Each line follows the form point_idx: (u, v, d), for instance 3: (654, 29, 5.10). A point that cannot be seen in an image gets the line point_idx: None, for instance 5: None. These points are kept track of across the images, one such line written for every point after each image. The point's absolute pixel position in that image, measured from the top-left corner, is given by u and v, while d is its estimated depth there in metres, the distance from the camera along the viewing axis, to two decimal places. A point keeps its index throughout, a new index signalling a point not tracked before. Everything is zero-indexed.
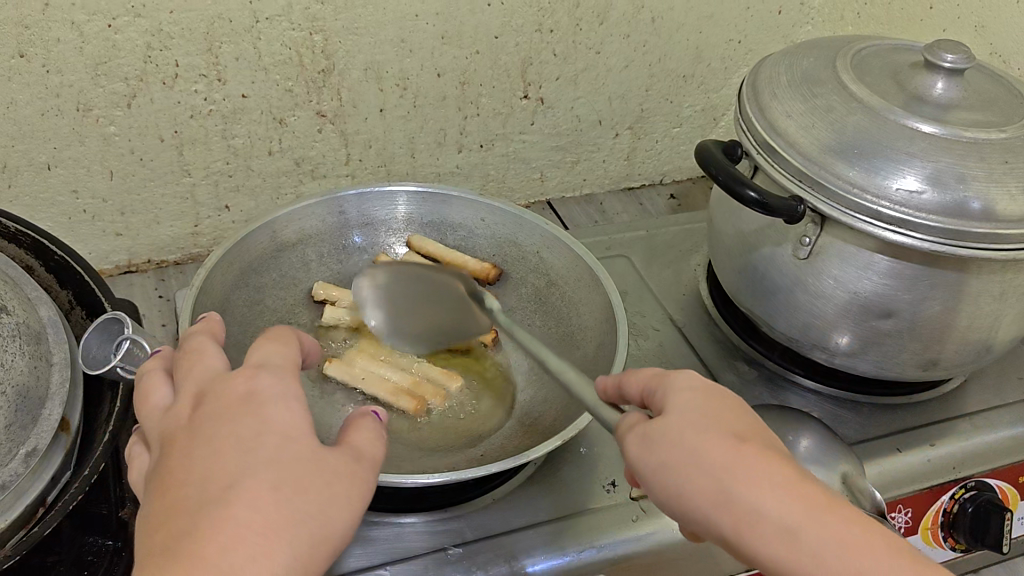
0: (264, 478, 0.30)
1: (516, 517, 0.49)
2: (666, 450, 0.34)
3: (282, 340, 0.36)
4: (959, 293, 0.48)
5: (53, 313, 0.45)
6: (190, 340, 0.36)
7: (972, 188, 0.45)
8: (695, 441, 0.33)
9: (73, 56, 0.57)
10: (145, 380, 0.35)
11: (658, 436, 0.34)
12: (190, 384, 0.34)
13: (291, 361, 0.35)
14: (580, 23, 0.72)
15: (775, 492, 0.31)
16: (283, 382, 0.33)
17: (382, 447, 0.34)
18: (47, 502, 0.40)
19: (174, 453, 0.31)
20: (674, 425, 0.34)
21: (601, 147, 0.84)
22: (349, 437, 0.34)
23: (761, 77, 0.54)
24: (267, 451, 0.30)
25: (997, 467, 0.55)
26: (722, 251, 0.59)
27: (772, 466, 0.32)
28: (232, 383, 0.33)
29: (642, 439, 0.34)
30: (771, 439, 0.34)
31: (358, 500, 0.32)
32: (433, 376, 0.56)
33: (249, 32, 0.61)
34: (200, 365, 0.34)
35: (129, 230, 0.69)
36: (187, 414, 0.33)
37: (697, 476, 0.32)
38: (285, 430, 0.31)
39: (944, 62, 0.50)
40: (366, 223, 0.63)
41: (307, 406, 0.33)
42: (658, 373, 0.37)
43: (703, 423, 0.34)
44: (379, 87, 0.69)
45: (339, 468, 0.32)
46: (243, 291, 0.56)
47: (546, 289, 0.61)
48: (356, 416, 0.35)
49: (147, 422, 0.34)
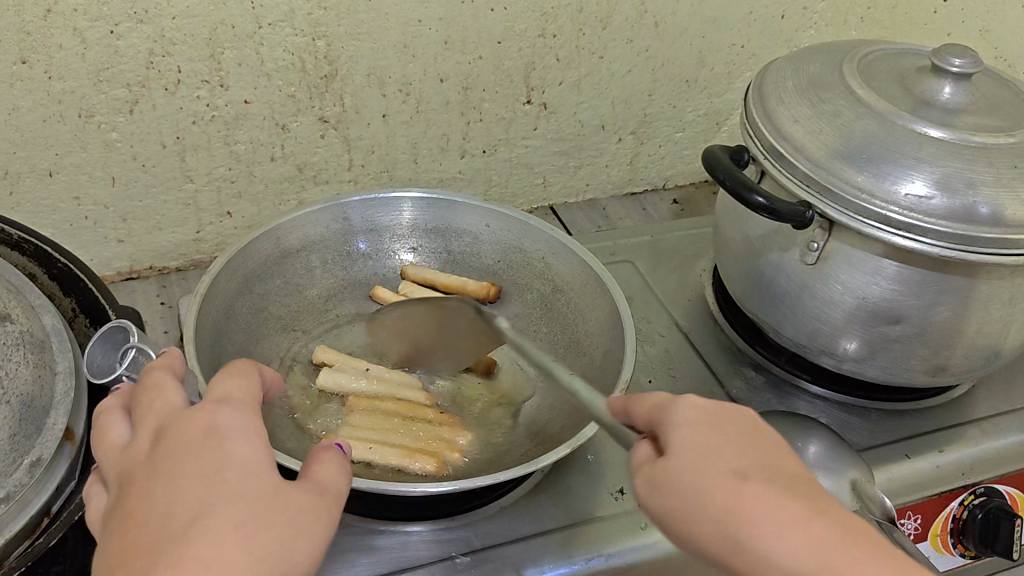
0: (227, 513, 0.28)
1: (524, 525, 0.48)
2: (670, 495, 0.32)
3: (245, 373, 0.35)
4: (969, 298, 0.48)
5: (57, 322, 0.45)
6: (148, 376, 0.35)
7: (981, 194, 0.44)
8: (699, 483, 0.31)
9: (75, 62, 0.57)
10: (102, 419, 0.34)
11: (662, 481, 0.32)
12: (151, 422, 0.33)
13: (254, 397, 0.34)
14: (583, 28, 0.72)
15: (778, 531, 0.29)
16: (245, 420, 0.32)
17: (347, 482, 0.34)
18: (51, 511, 0.41)
19: (134, 490, 0.30)
20: (678, 466, 0.32)
21: (603, 152, 0.83)
22: (314, 473, 0.33)
23: (767, 82, 0.54)
24: (229, 485, 0.29)
25: (1005, 473, 0.54)
26: (728, 256, 0.59)
27: (780, 501, 0.30)
28: (193, 418, 0.32)
29: (648, 482, 0.33)
30: (784, 462, 0.32)
31: (324, 534, 0.31)
32: (441, 434, 0.52)
33: (252, 37, 0.61)
34: (161, 402, 0.33)
35: (131, 237, 0.69)
36: (149, 450, 0.31)
37: (702, 520, 0.31)
38: (244, 461, 0.30)
39: (951, 66, 0.50)
40: (369, 229, 0.63)
41: (268, 444, 0.32)
42: (660, 402, 0.35)
43: (709, 461, 0.31)
44: (382, 92, 0.68)
45: (303, 504, 0.31)
46: (246, 300, 0.55)
47: (552, 295, 0.60)
48: (317, 451, 0.35)
49: (105, 461, 0.33)
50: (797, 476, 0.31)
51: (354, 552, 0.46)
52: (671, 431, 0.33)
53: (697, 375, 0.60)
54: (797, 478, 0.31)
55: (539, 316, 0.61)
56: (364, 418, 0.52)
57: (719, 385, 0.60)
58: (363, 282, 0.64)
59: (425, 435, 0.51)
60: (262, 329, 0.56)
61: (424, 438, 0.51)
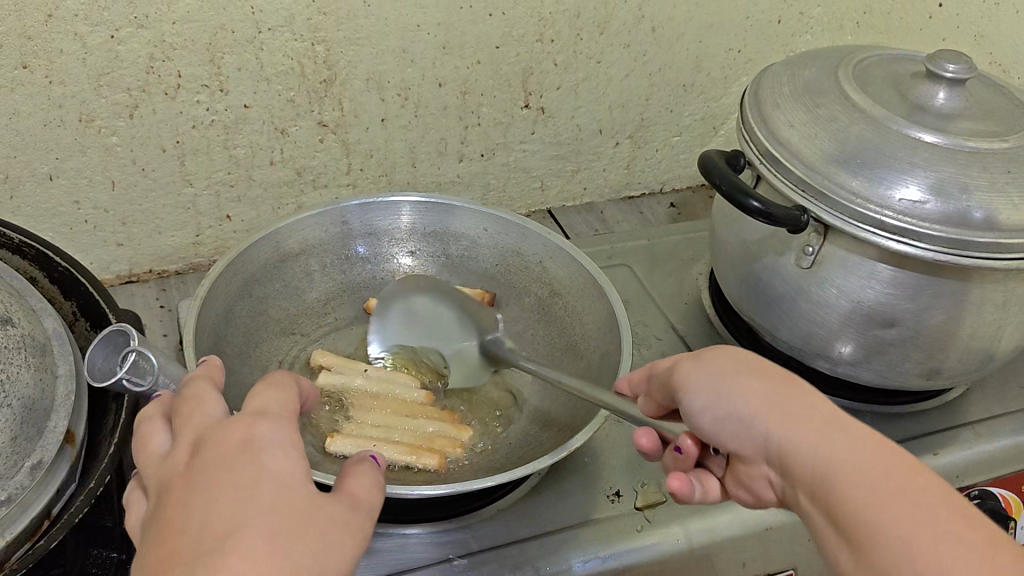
0: (262, 528, 0.28)
1: (522, 527, 0.49)
2: (719, 361, 0.38)
3: (281, 387, 0.35)
4: (963, 302, 0.48)
5: (58, 325, 0.45)
6: (188, 387, 0.35)
7: (975, 198, 0.45)
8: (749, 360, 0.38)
9: (76, 67, 0.57)
10: (143, 427, 0.34)
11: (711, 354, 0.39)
12: (188, 432, 0.33)
13: (290, 412, 0.34)
14: (580, 33, 0.72)
15: (820, 401, 0.35)
16: (282, 432, 0.32)
17: (380, 496, 0.34)
18: (52, 514, 0.40)
19: (171, 501, 0.30)
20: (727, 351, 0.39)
21: (601, 156, 0.84)
22: (348, 487, 0.34)
23: (764, 87, 0.54)
24: (265, 497, 0.29)
25: (999, 476, 0.55)
26: (724, 260, 0.59)
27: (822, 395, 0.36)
28: (230, 430, 0.32)
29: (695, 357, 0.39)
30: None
31: (355, 549, 0.31)
32: (442, 430, 0.52)
33: (252, 42, 0.61)
34: (200, 413, 0.34)
35: (130, 240, 0.69)
36: (187, 460, 0.32)
37: (754, 380, 0.37)
38: (279, 475, 0.31)
39: (945, 72, 0.50)
40: (368, 232, 0.63)
41: (304, 457, 0.32)
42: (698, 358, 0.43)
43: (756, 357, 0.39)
44: (381, 97, 0.69)
45: (336, 519, 0.31)
46: (245, 303, 0.56)
47: (550, 299, 0.61)
48: (353, 464, 0.35)
49: (145, 468, 0.33)
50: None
51: None
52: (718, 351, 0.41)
53: None
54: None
55: (537, 320, 0.61)
56: (370, 416, 0.52)
57: None
58: (361, 286, 0.64)
59: (427, 433, 0.52)
60: (262, 332, 0.57)
61: (425, 435, 0.52)
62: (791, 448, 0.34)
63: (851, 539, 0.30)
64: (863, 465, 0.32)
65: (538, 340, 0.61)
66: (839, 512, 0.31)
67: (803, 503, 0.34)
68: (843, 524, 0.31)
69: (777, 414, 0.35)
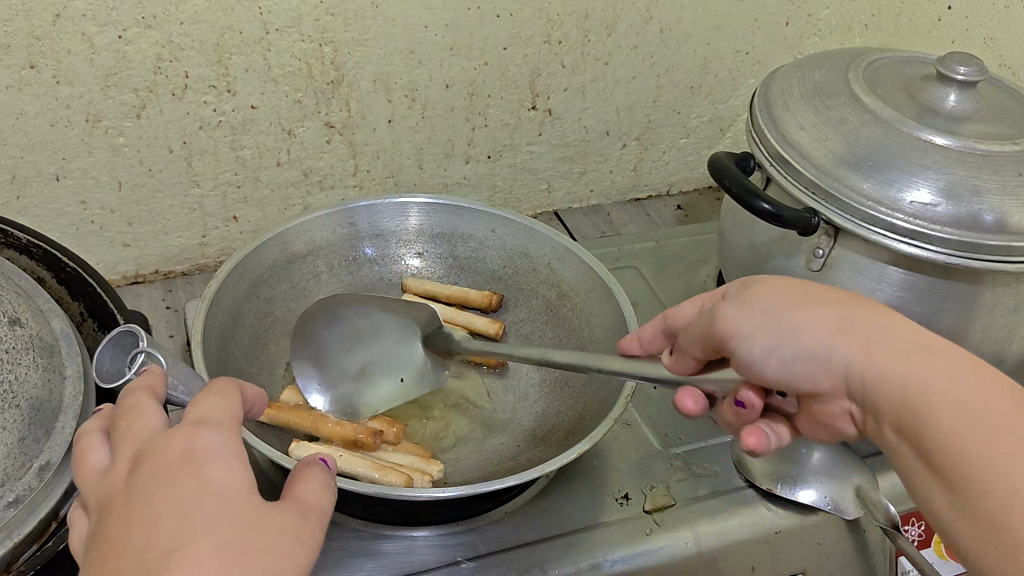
0: (207, 541, 0.28)
1: (529, 530, 0.48)
2: (771, 300, 0.39)
3: (224, 393, 0.35)
4: (974, 305, 0.48)
5: (65, 326, 0.45)
6: (128, 399, 0.35)
7: (987, 201, 0.45)
8: (807, 292, 0.39)
9: (83, 67, 0.57)
10: (82, 442, 0.34)
11: (758, 295, 0.39)
12: (128, 448, 0.32)
13: (234, 417, 0.34)
14: (588, 34, 0.72)
15: (891, 324, 0.36)
16: (224, 441, 0.32)
17: (331, 499, 0.34)
18: (61, 515, 0.41)
19: (114, 519, 0.30)
20: (780, 285, 0.40)
21: (608, 158, 0.84)
22: (297, 491, 0.34)
23: (774, 89, 0.54)
24: (208, 510, 0.29)
25: None
26: (733, 262, 0.59)
27: (886, 313, 0.37)
28: (171, 442, 0.32)
29: (740, 301, 0.40)
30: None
31: (308, 553, 0.31)
32: (412, 461, 0.50)
33: (259, 43, 0.61)
34: (139, 425, 0.33)
35: (137, 241, 0.69)
36: (127, 477, 0.31)
37: (818, 313, 0.37)
38: (224, 486, 0.30)
39: (956, 74, 0.50)
40: (377, 234, 0.63)
41: (249, 465, 0.32)
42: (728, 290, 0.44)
43: (812, 286, 0.39)
44: (388, 98, 0.69)
45: (286, 525, 0.31)
46: (253, 304, 0.56)
47: (557, 300, 0.61)
48: (302, 468, 0.35)
49: (86, 487, 0.32)
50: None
51: (360, 557, 0.46)
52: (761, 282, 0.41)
53: None
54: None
55: (545, 322, 0.61)
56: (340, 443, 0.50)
57: None
58: (369, 288, 0.64)
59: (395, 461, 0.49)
60: (269, 334, 0.57)
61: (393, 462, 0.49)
62: (873, 374, 0.35)
63: (944, 467, 0.32)
64: (946, 387, 0.33)
65: (546, 342, 0.60)
66: (930, 432, 0.33)
67: (886, 430, 0.35)
68: (935, 444, 0.32)
69: (851, 340, 0.36)
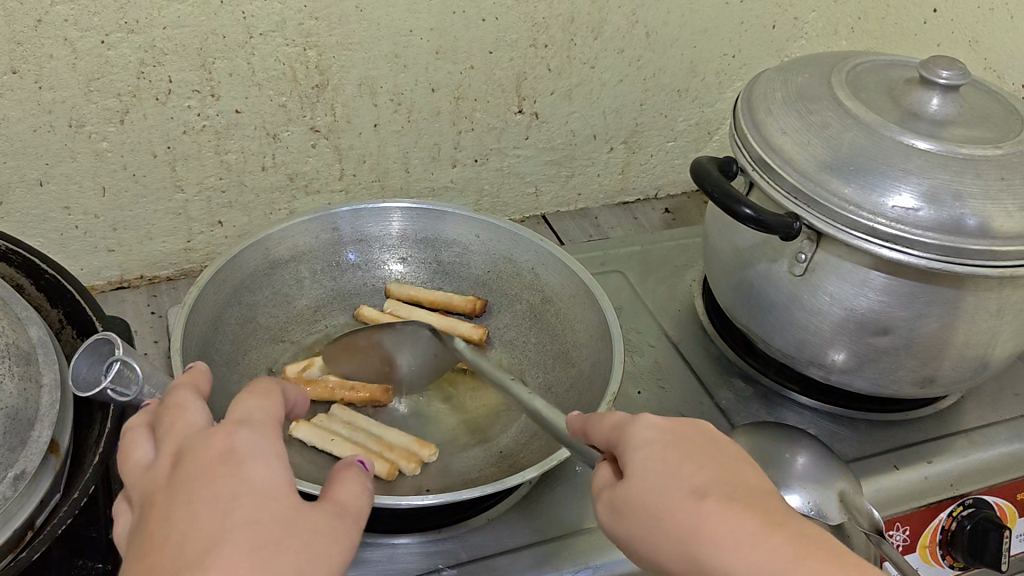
0: (242, 545, 0.28)
1: (510, 536, 0.48)
2: (637, 520, 0.32)
3: (265, 394, 0.35)
4: (956, 310, 0.48)
5: (43, 333, 0.45)
6: (171, 393, 0.35)
7: (968, 206, 0.44)
8: (658, 507, 0.31)
9: (65, 72, 0.57)
10: (126, 435, 0.34)
11: (625, 505, 0.33)
12: (171, 443, 0.33)
13: (275, 419, 0.34)
14: (574, 38, 0.72)
15: (734, 553, 0.29)
16: (265, 442, 0.32)
17: (367, 503, 0.34)
18: (36, 525, 0.41)
19: (154, 514, 0.30)
20: (637, 490, 0.32)
21: (595, 161, 0.83)
22: (334, 493, 0.33)
23: (757, 93, 0.54)
24: (245, 511, 0.29)
25: (995, 484, 0.54)
26: (716, 266, 0.59)
27: (734, 520, 0.29)
28: (211, 441, 0.32)
29: (613, 509, 0.33)
30: (744, 479, 0.32)
31: (340, 556, 0.31)
32: (406, 444, 0.51)
33: (243, 47, 0.61)
34: (181, 421, 0.33)
35: (121, 246, 0.69)
36: (168, 472, 0.32)
37: (670, 543, 0.31)
38: (261, 488, 0.30)
39: (939, 78, 0.50)
40: (360, 240, 0.63)
41: (287, 467, 0.32)
42: (620, 424, 0.35)
43: (669, 480, 0.32)
44: (373, 102, 0.68)
45: (320, 529, 0.31)
46: (234, 309, 0.55)
47: (541, 305, 0.60)
48: (339, 470, 0.35)
49: (128, 479, 0.33)
50: (756, 490, 0.31)
51: None
52: (629, 453, 0.33)
53: (687, 385, 0.61)
54: (759, 493, 0.31)
55: (528, 327, 0.61)
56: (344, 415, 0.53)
57: (709, 396, 0.60)
58: (352, 293, 0.63)
59: (390, 442, 0.51)
60: (251, 340, 0.57)
61: (386, 443, 0.51)
62: None
63: None
64: None
65: (530, 347, 0.60)
66: None
67: None
68: None
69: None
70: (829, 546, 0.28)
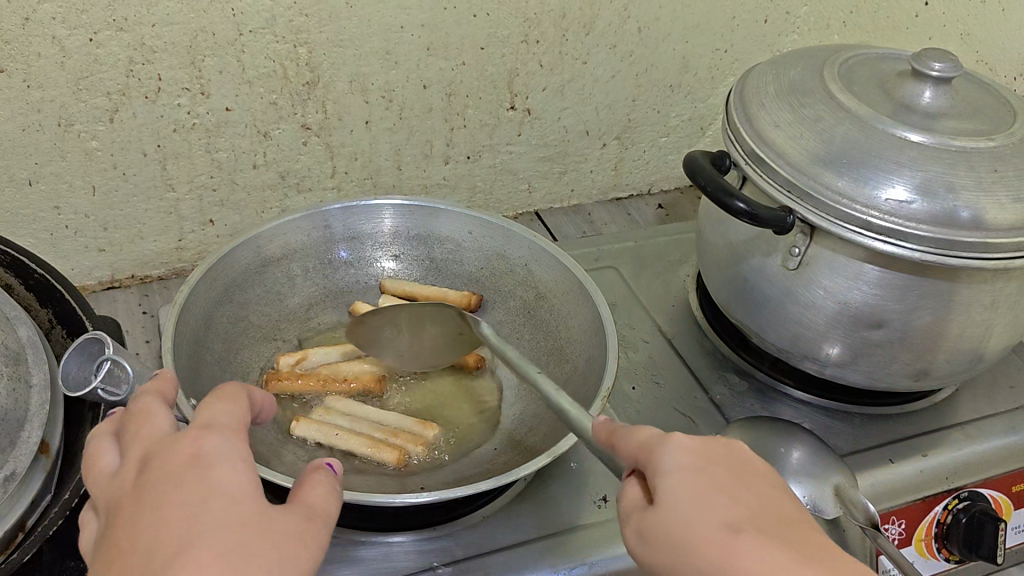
0: (210, 547, 0.28)
1: (506, 534, 0.48)
2: (665, 550, 0.30)
3: (232, 397, 0.35)
4: (951, 302, 0.48)
5: (32, 333, 0.45)
6: (137, 402, 0.35)
7: (962, 198, 0.44)
8: (689, 539, 0.30)
9: (54, 70, 0.57)
10: (92, 444, 0.34)
11: (654, 535, 0.31)
12: (137, 449, 0.33)
13: (241, 422, 0.34)
14: (566, 33, 0.72)
15: None
16: (230, 444, 0.32)
17: (337, 504, 0.34)
18: (27, 526, 0.40)
19: (121, 520, 0.30)
20: (666, 518, 0.30)
21: (588, 157, 0.83)
22: (304, 495, 0.33)
23: (749, 88, 0.53)
24: (214, 514, 0.29)
25: (990, 477, 0.54)
26: (710, 261, 0.59)
27: (769, 556, 0.28)
28: (178, 445, 0.32)
29: (639, 534, 0.32)
30: (773, 507, 0.30)
31: (310, 554, 0.31)
32: (409, 426, 0.52)
33: (233, 45, 0.61)
34: (148, 427, 0.33)
35: (112, 246, 0.68)
36: (134, 477, 0.31)
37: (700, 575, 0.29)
38: (229, 490, 0.30)
39: (931, 71, 0.50)
40: (352, 237, 0.63)
41: (255, 468, 0.32)
42: (649, 441, 0.33)
43: (698, 508, 0.30)
44: (364, 99, 0.68)
45: (289, 531, 0.31)
46: (225, 308, 0.55)
47: (535, 301, 0.60)
48: (309, 471, 0.35)
49: (95, 488, 0.33)
50: (792, 523, 0.30)
51: (336, 563, 0.46)
52: (658, 476, 0.31)
53: (682, 381, 0.60)
54: (792, 526, 0.30)
55: (522, 323, 0.61)
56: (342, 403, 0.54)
57: (703, 391, 0.60)
58: (344, 290, 0.63)
59: (393, 427, 0.52)
60: (243, 338, 0.56)
61: (391, 429, 0.52)
62: None
63: None
64: None
65: (524, 344, 0.60)
66: None
67: None
68: None
69: None
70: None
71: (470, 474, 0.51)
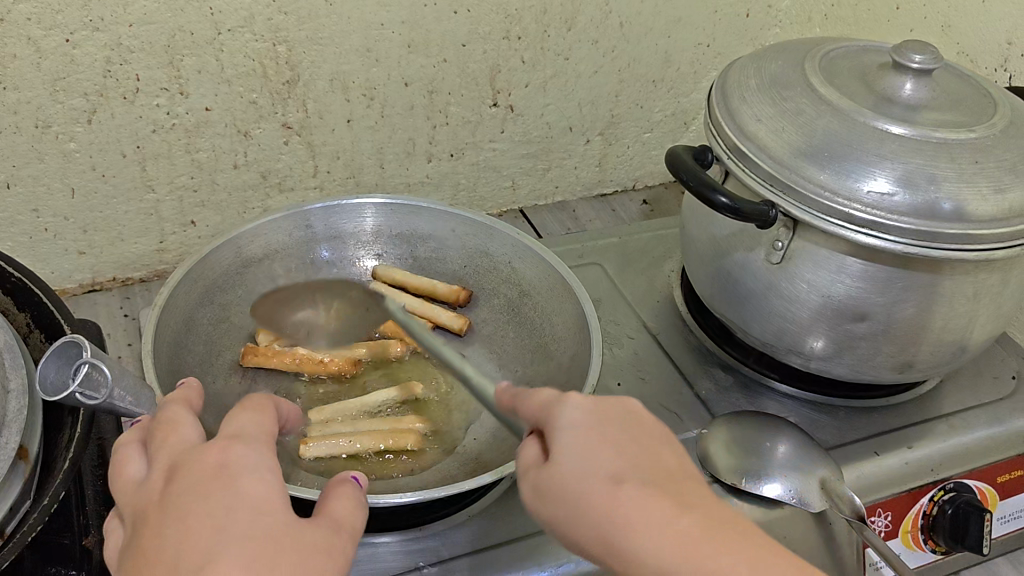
0: (240, 558, 0.28)
1: (492, 532, 0.48)
2: (558, 505, 0.31)
3: (259, 408, 0.35)
4: (934, 294, 0.48)
5: (10, 338, 0.45)
6: (165, 410, 0.35)
7: (943, 189, 0.44)
8: (580, 491, 0.30)
9: (30, 71, 0.56)
10: (120, 452, 0.34)
11: (548, 491, 0.31)
12: (165, 456, 0.32)
13: (267, 432, 0.34)
14: (548, 29, 0.72)
15: (657, 542, 0.28)
16: (258, 455, 0.32)
17: (360, 518, 0.34)
18: (6, 533, 0.39)
19: (146, 530, 0.30)
20: (557, 471, 0.31)
21: (572, 154, 0.83)
22: (330, 508, 0.33)
23: (731, 81, 0.53)
24: (240, 523, 0.29)
25: (972, 468, 0.54)
26: (693, 255, 0.58)
27: (652, 512, 0.29)
28: (207, 453, 0.32)
29: (536, 491, 0.32)
30: (663, 462, 0.31)
31: (337, 567, 0.30)
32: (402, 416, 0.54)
33: (211, 44, 0.60)
34: (176, 436, 0.33)
35: (92, 248, 0.68)
36: (163, 485, 0.31)
37: (590, 527, 0.30)
38: (256, 500, 0.30)
39: (911, 63, 0.50)
40: (333, 236, 0.62)
41: (282, 478, 0.32)
42: (546, 400, 0.33)
43: (587, 461, 0.31)
44: (346, 97, 0.68)
45: (316, 543, 0.30)
46: (206, 310, 0.55)
47: (519, 299, 0.60)
48: (334, 484, 0.35)
49: (120, 496, 0.32)
50: (674, 475, 0.30)
51: None
52: (552, 432, 0.32)
53: (667, 376, 0.60)
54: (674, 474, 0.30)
55: (506, 320, 0.60)
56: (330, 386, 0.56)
57: (688, 386, 0.60)
58: None
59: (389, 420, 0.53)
60: (225, 339, 0.56)
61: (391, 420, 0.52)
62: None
63: None
64: None
65: (508, 341, 0.60)
66: None
67: None
68: None
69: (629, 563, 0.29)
70: (745, 538, 0.28)
71: (455, 474, 0.50)
